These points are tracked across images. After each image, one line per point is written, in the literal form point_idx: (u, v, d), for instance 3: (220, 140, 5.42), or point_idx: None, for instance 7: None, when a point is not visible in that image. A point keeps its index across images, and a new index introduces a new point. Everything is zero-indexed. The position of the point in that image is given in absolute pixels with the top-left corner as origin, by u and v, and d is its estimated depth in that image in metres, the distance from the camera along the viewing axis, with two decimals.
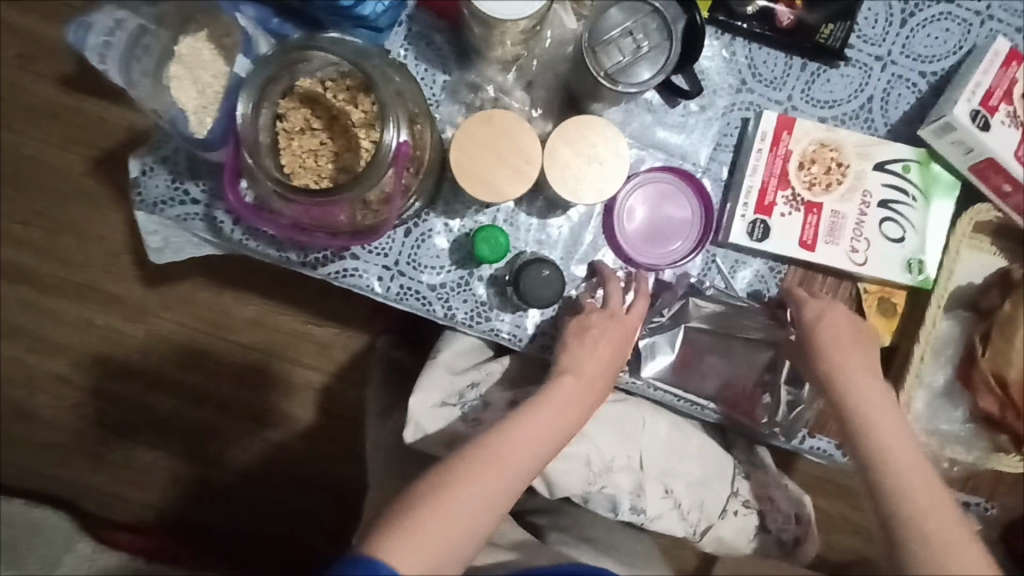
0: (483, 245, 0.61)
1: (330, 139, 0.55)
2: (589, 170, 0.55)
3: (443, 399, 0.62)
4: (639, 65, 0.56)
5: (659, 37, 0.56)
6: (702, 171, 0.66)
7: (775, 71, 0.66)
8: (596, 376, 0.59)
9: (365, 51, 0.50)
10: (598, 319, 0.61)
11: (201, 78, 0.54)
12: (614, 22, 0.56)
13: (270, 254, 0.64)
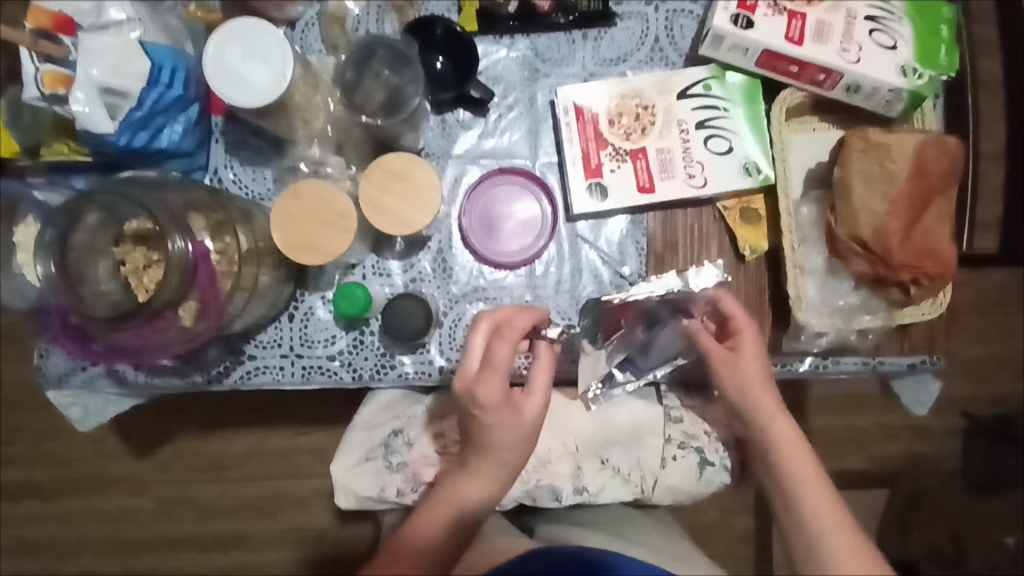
0: (342, 302, 0.62)
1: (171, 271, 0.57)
2: (409, 206, 0.58)
3: (365, 456, 0.65)
4: (404, 92, 0.57)
5: (403, 67, 0.58)
6: (534, 160, 0.70)
7: (561, 50, 0.70)
8: (510, 447, 0.54)
9: (160, 181, 0.55)
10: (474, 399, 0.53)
11: None
12: (353, 76, 0.57)
13: (176, 383, 0.68)
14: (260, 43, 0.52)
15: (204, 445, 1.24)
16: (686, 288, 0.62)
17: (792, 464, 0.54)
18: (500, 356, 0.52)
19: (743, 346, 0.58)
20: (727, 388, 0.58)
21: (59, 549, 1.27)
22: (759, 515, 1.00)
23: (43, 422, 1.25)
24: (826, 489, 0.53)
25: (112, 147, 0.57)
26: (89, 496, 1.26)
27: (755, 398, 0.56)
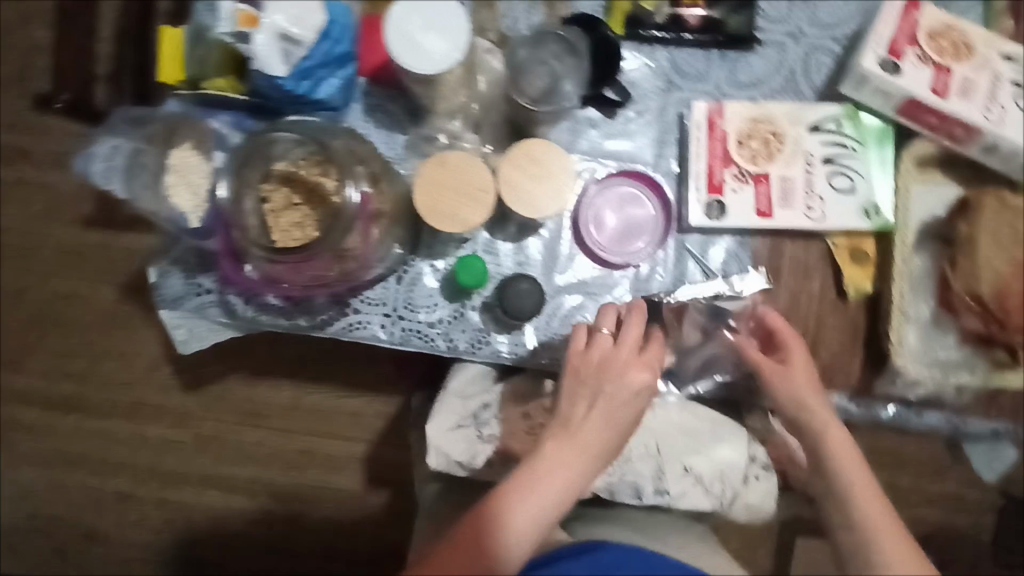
0: (463, 273, 0.66)
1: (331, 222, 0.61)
2: (542, 186, 0.60)
3: (458, 423, 0.68)
4: (561, 84, 0.65)
5: (569, 58, 0.66)
6: (653, 168, 0.72)
7: (697, 66, 0.72)
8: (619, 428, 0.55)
9: (324, 128, 0.61)
10: (615, 375, 0.55)
11: (194, 181, 0.62)
12: (525, 57, 0.65)
13: (281, 324, 0.71)
14: (440, 15, 0.54)
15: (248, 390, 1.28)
16: (738, 295, 0.67)
17: (846, 474, 0.53)
18: (651, 352, 0.57)
19: (793, 359, 0.59)
20: (780, 396, 0.58)
21: (98, 467, 1.32)
22: (788, 556, 1.00)
23: (105, 343, 1.30)
24: (883, 504, 0.52)
25: (277, 90, 0.60)
26: (136, 420, 1.31)
27: (809, 406, 0.57)
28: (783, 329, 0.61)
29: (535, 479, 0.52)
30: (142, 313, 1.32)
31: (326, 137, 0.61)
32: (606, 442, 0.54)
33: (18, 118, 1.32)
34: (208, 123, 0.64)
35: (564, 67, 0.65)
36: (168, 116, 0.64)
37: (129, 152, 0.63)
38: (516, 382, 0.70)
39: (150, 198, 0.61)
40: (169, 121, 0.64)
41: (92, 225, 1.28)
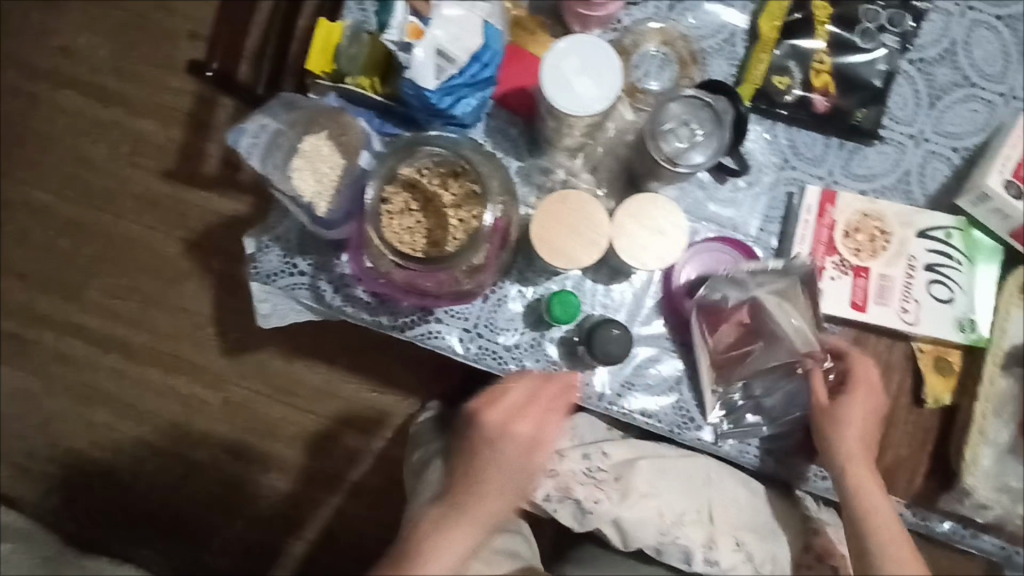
0: (559, 307, 0.66)
1: (458, 232, 0.65)
2: (653, 241, 0.62)
3: None
4: (694, 150, 0.65)
5: (711, 126, 0.66)
6: (753, 240, 0.72)
7: (814, 150, 0.72)
8: (513, 480, 0.62)
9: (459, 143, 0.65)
10: (499, 452, 0.62)
11: (320, 169, 0.64)
12: (674, 113, 0.65)
13: (364, 318, 0.73)
14: (597, 60, 0.56)
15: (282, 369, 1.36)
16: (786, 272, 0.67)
17: (872, 506, 0.64)
18: (522, 430, 0.64)
19: (850, 397, 0.67)
20: (826, 434, 0.66)
21: (128, 409, 1.39)
22: None
23: (162, 295, 1.39)
24: (900, 535, 0.64)
25: (419, 100, 0.62)
26: (173, 373, 1.39)
27: (849, 444, 0.66)
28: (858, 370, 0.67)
29: (436, 543, 0.59)
30: (201, 273, 1.38)
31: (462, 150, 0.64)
32: (496, 510, 0.62)
33: (129, 67, 1.39)
34: (349, 116, 0.66)
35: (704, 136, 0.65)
36: (320, 106, 0.66)
37: (271, 131, 0.65)
38: (577, 419, 0.74)
39: (279, 177, 0.64)
40: (310, 107, 0.66)
41: (173, 181, 1.39)
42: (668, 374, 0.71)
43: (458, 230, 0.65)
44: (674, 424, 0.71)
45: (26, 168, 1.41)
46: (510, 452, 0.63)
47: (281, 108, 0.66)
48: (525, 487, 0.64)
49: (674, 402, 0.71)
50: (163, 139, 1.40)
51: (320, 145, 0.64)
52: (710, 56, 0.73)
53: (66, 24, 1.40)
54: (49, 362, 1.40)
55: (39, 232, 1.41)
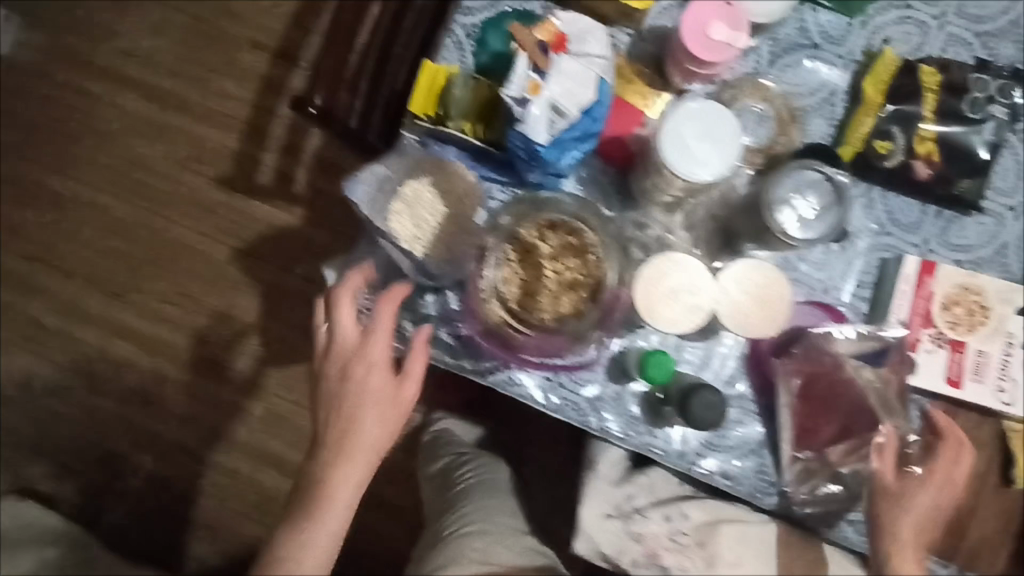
0: (652, 368, 0.67)
1: (556, 287, 0.66)
2: (756, 312, 0.62)
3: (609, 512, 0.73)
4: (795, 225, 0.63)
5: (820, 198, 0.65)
6: (844, 304, 0.71)
7: (910, 218, 0.71)
8: (376, 402, 0.66)
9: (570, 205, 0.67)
10: (348, 392, 0.66)
11: (421, 215, 0.65)
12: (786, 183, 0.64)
13: (445, 361, 0.72)
14: (716, 126, 0.56)
15: (323, 382, 1.37)
16: (881, 335, 0.68)
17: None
18: (369, 377, 0.66)
19: (922, 483, 0.65)
20: (874, 512, 0.66)
21: (169, 412, 1.40)
22: None
23: (210, 301, 1.40)
24: None
25: (526, 151, 0.61)
26: (215, 379, 1.39)
27: (896, 530, 0.64)
28: (941, 457, 0.66)
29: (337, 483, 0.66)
30: (249, 281, 1.39)
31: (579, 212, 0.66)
32: (362, 455, 0.66)
33: (190, 73, 1.40)
34: (456, 164, 0.67)
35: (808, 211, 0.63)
36: (425, 161, 0.67)
37: (377, 175, 0.65)
38: (652, 474, 0.76)
39: (380, 220, 0.64)
40: (419, 156, 0.67)
41: (227, 188, 1.40)
42: (750, 438, 0.71)
43: (553, 285, 0.65)
44: (752, 489, 0.71)
45: (82, 166, 1.41)
46: (352, 377, 0.66)
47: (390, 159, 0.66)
48: (349, 434, 0.66)
49: (755, 466, 0.71)
50: (221, 147, 1.40)
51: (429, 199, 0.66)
52: (809, 115, 0.72)
53: (134, 27, 1.42)
54: (93, 360, 1.41)
55: (91, 231, 1.41)
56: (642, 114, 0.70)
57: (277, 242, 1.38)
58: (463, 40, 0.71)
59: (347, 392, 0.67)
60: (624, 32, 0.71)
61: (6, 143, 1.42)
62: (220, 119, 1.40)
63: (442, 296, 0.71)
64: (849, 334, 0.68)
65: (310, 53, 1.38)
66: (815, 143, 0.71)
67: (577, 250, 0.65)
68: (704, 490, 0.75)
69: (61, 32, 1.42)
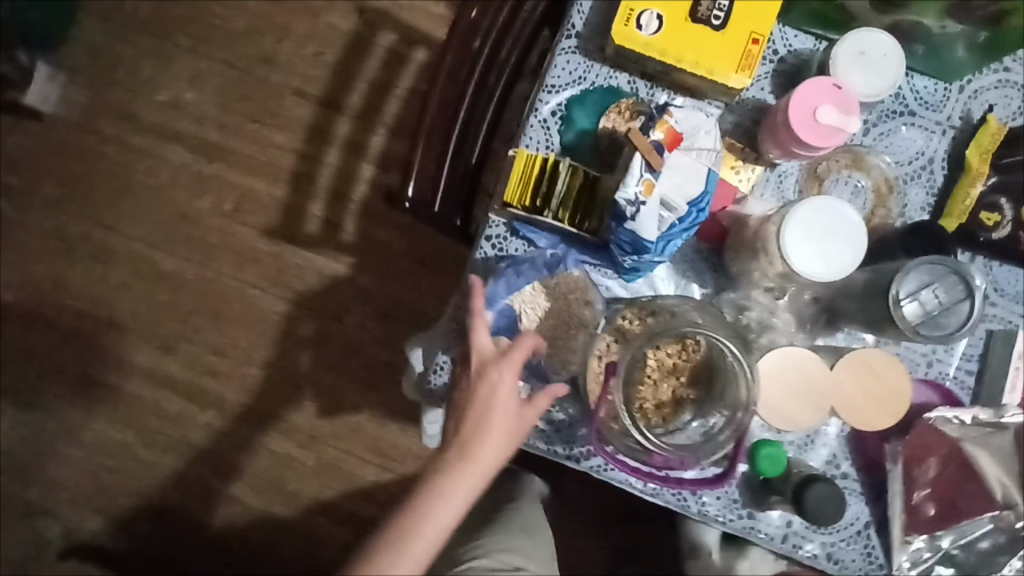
0: (764, 461, 0.65)
1: (657, 373, 0.65)
2: (870, 404, 0.63)
3: None
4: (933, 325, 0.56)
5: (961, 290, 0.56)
6: (951, 378, 0.69)
7: (1016, 287, 0.70)
8: (498, 426, 0.55)
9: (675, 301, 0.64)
10: (472, 402, 0.56)
11: (524, 298, 0.66)
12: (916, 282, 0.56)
13: (538, 447, 0.67)
14: (835, 225, 0.54)
15: (375, 430, 1.36)
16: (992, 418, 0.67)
17: None
18: (500, 383, 0.56)
19: None
20: None
21: (221, 466, 1.38)
22: None
23: (259, 352, 1.38)
24: None
25: (634, 250, 0.59)
26: (267, 431, 1.37)
27: None
28: None
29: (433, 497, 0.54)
30: (298, 330, 1.38)
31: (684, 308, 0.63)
32: (466, 480, 0.54)
33: (235, 123, 1.40)
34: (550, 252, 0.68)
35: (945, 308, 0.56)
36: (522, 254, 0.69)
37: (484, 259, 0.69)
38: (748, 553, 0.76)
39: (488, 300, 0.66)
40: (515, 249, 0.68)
41: (273, 237, 1.39)
42: (857, 520, 0.68)
43: (654, 372, 0.65)
44: (861, 572, 0.68)
45: (130, 220, 1.41)
46: (482, 394, 0.56)
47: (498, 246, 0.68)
48: (467, 443, 0.55)
49: (863, 549, 0.68)
50: (266, 196, 1.40)
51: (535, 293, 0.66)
52: (908, 184, 0.69)
53: (178, 78, 1.42)
54: (143, 415, 1.39)
55: (140, 284, 1.40)
56: (736, 189, 0.68)
57: (325, 291, 1.38)
58: (549, 119, 0.69)
59: (471, 408, 0.56)
60: (716, 104, 0.69)
61: (54, 200, 1.42)
62: (265, 169, 1.39)
63: (532, 381, 0.66)
64: (959, 419, 0.66)
65: (356, 102, 1.39)
66: (914, 220, 0.69)
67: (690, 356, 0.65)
68: (803, 568, 0.74)
69: (106, 88, 1.42)
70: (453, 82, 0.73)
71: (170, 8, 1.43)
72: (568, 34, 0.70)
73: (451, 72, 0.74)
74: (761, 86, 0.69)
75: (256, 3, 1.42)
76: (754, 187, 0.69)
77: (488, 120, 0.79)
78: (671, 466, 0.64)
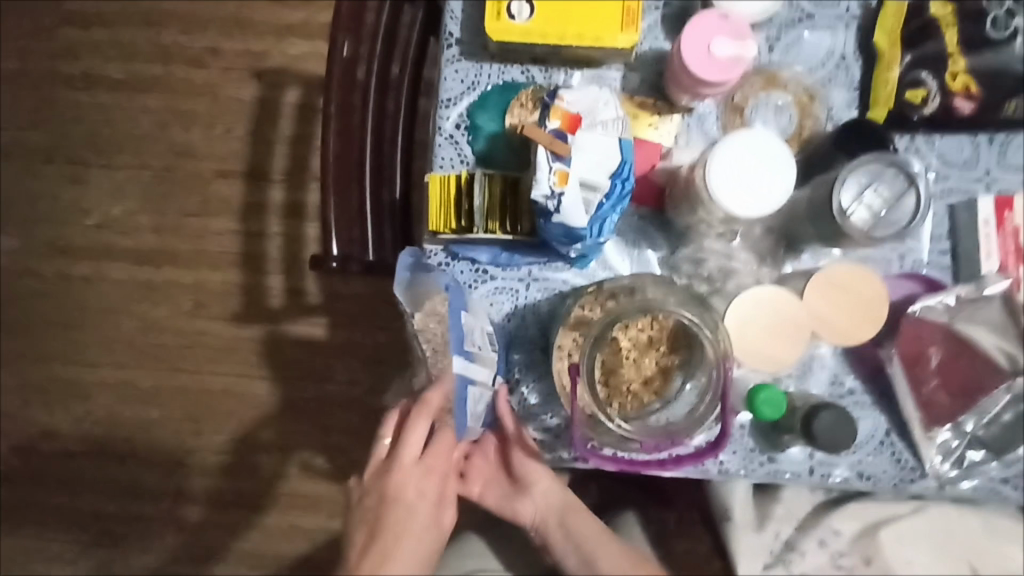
0: (765, 408, 0.61)
1: (635, 351, 0.63)
2: (844, 318, 0.62)
3: (766, 562, 0.66)
4: (878, 225, 0.54)
5: (899, 181, 0.54)
6: (929, 264, 0.67)
7: (964, 154, 0.68)
8: (413, 540, 0.64)
9: (635, 282, 0.61)
10: (389, 516, 0.64)
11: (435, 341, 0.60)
12: (853, 185, 0.54)
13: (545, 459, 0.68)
14: (743, 159, 0.52)
15: None
16: (977, 292, 0.65)
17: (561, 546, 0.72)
18: (422, 479, 0.65)
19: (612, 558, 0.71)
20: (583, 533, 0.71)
21: (260, 561, 1.34)
22: None
23: (264, 436, 1.36)
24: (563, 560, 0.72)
25: (570, 239, 0.57)
26: (293, 512, 1.34)
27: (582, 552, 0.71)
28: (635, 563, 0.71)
29: None
30: (293, 404, 1.35)
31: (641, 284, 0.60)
32: None
33: (169, 223, 1.38)
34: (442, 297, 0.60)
35: (886, 207, 0.54)
36: (468, 275, 0.67)
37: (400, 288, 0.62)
38: (785, 498, 0.70)
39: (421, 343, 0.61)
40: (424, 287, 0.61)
41: (241, 321, 1.37)
42: (874, 430, 0.66)
43: (632, 350, 0.63)
44: (895, 480, 0.66)
45: (97, 350, 1.38)
46: (399, 508, 0.64)
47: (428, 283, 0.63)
48: (384, 554, 0.63)
49: (890, 456, 0.66)
50: (222, 283, 1.37)
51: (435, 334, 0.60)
52: (828, 87, 0.68)
53: (100, 195, 1.39)
54: (169, 533, 1.37)
55: (127, 409, 1.38)
56: (659, 144, 0.67)
57: (308, 357, 1.35)
58: (454, 132, 0.67)
59: (390, 521, 0.64)
60: (615, 69, 0.67)
61: (17, 353, 1.39)
62: (212, 257, 1.37)
63: (519, 394, 0.67)
64: (945, 303, 0.64)
65: (280, 165, 1.36)
66: (843, 119, 0.68)
67: (667, 333, 0.62)
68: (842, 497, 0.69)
69: (33, 227, 1.40)
70: (347, 123, 0.71)
71: (70, 130, 1.40)
72: (449, 42, 0.68)
73: (340, 115, 0.70)
74: (655, 35, 0.67)
75: (152, 99, 1.39)
76: (677, 135, 0.67)
77: (401, 155, 0.78)
78: (660, 446, 0.62)
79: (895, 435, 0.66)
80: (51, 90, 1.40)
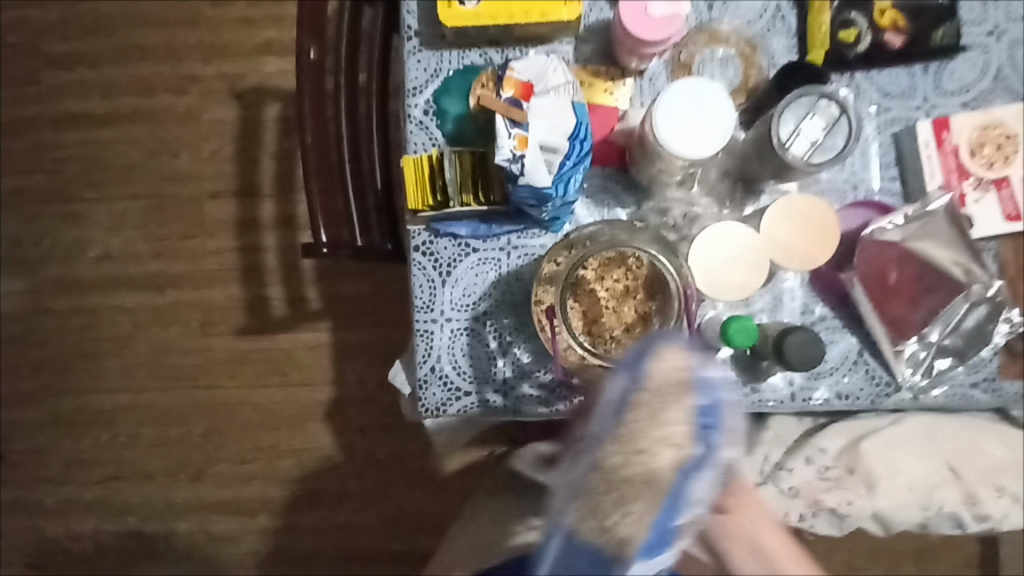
0: (739, 335, 0.64)
1: (613, 300, 0.66)
2: (802, 245, 0.66)
3: (758, 479, 0.72)
4: (816, 154, 0.59)
5: (831, 111, 0.59)
6: (879, 192, 0.71)
7: (901, 85, 0.71)
8: None
9: (602, 229, 0.67)
10: None
11: (644, 472, 0.47)
12: (790, 119, 0.59)
13: (540, 412, 0.72)
14: (679, 102, 0.57)
15: (419, 466, 1.38)
16: (928, 209, 0.69)
17: None
18: None
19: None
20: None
21: (295, 561, 1.40)
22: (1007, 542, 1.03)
23: (282, 441, 1.41)
24: None
25: (539, 199, 0.62)
26: (320, 511, 1.39)
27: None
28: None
29: None
30: (308, 407, 1.40)
31: (607, 230, 0.66)
32: None
33: (168, 247, 1.43)
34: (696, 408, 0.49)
35: (822, 135, 0.59)
36: (450, 250, 0.72)
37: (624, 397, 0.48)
38: (774, 425, 0.74)
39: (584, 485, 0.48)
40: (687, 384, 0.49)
41: (248, 333, 1.41)
42: (848, 351, 0.70)
43: (610, 300, 0.65)
44: (874, 396, 0.70)
45: (113, 377, 1.43)
46: None
47: (615, 498, 0.47)
48: None
49: (864, 373, 0.70)
50: (225, 301, 1.42)
51: (665, 461, 0.47)
52: (767, 36, 0.72)
53: (99, 228, 1.44)
54: (202, 544, 1.41)
55: (148, 430, 1.43)
56: (616, 108, 0.71)
57: (316, 361, 1.40)
58: (424, 118, 0.72)
59: None
60: (565, 42, 0.72)
61: (36, 388, 1.44)
62: (213, 274, 1.42)
63: (512, 355, 0.72)
64: (897, 221, 0.69)
65: (268, 180, 1.41)
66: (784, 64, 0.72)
67: (640, 278, 0.65)
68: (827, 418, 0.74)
69: (39, 267, 1.45)
70: (321, 121, 0.76)
71: (63, 169, 1.45)
72: (408, 35, 0.73)
73: (314, 117, 0.76)
74: (600, 6, 0.72)
75: (138, 130, 1.44)
76: (632, 98, 0.72)
77: (378, 147, 0.83)
78: None
79: (868, 351, 0.70)
80: (41, 132, 1.46)
